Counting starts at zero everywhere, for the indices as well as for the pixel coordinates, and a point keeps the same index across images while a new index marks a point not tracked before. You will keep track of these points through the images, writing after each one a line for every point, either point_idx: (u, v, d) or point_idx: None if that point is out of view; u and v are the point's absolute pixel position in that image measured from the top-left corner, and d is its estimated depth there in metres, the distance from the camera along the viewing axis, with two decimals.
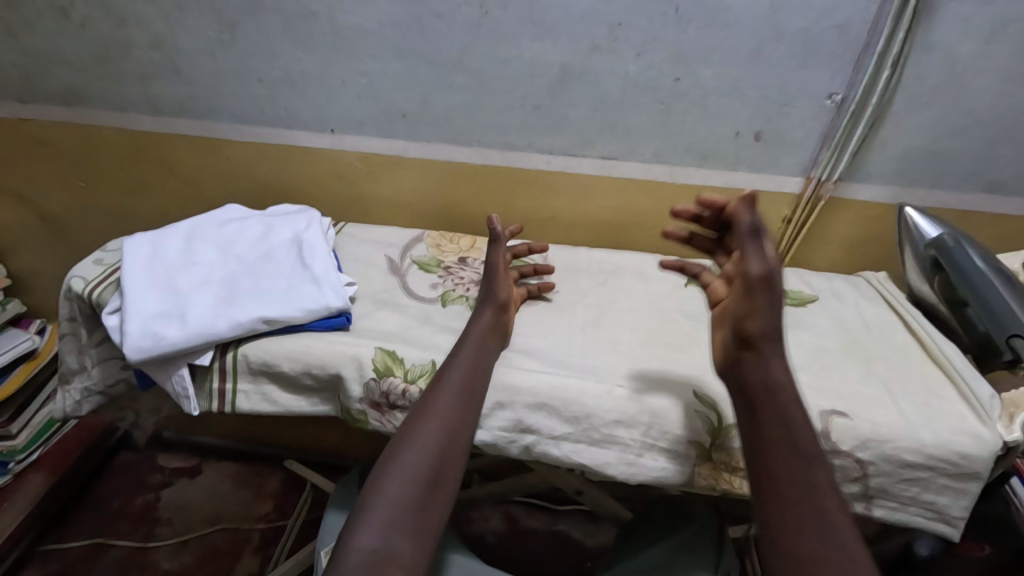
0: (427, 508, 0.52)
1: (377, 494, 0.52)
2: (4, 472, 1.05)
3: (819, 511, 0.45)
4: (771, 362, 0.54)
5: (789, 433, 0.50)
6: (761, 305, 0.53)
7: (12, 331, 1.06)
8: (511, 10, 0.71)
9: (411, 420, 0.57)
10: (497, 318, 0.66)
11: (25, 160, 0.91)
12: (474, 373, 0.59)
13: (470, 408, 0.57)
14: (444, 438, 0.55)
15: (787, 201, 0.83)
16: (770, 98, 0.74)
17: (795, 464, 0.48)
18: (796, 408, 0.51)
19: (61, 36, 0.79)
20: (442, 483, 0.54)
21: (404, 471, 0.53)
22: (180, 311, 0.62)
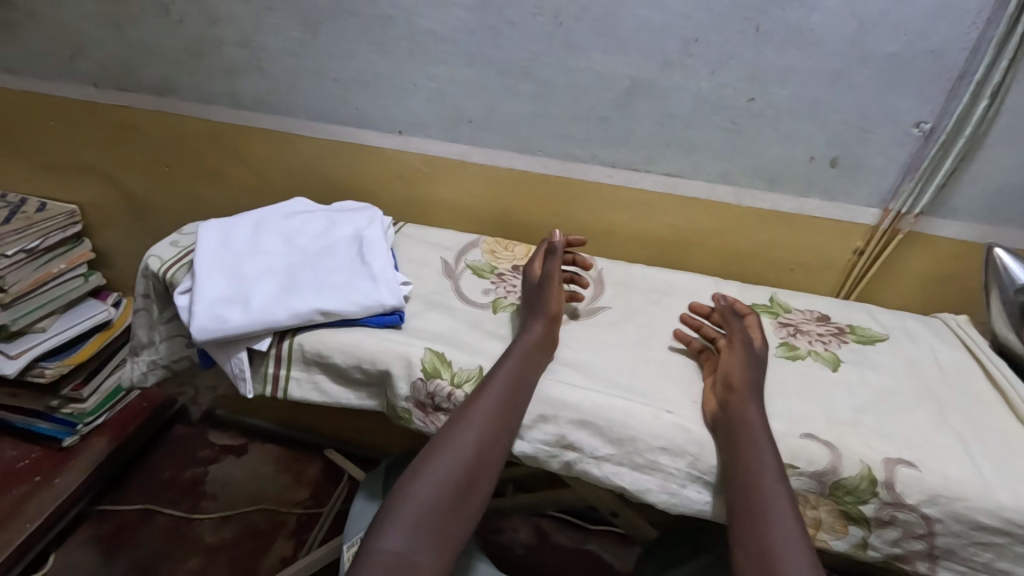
0: (453, 516, 0.53)
1: (405, 496, 0.53)
2: (72, 433, 1.13)
3: (784, 535, 0.49)
4: (752, 406, 0.56)
5: (761, 461, 0.52)
6: (738, 367, 0.59)
7: (92, 301, 1.14)
8: (585, 21, 0.71)
9: (449, 425, 0.57)
10: (546, 330, 0.65)
11: (118, 144, 0.98)
12: (517, 385, 0.58)
13: (508, 419, 0.57)
14: (477, 447, 0.55)
15: (860, 232, 0.78)
16: (849, 123, 0.71)
17: (769, 491, 0.50)
18: (764, 437, 0.53)
19: (160, 30, 0.85)
20: (471, 492, 0.54)
21: (434, 476, 0.53)
22: (243, 297, 0.65)
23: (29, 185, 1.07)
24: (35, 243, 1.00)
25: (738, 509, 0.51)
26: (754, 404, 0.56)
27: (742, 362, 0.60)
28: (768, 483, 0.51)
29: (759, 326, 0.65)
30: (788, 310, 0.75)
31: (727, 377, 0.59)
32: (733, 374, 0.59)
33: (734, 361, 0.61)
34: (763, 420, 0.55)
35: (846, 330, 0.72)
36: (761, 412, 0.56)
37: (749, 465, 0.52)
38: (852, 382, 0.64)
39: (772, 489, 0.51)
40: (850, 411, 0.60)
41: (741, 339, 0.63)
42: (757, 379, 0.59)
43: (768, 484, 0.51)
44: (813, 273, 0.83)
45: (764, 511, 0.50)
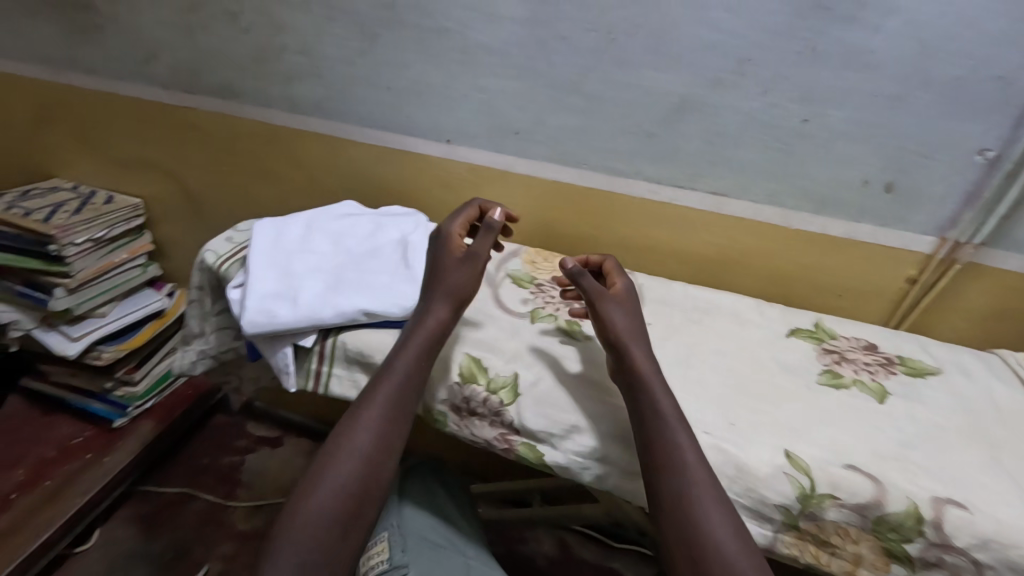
0: (345, 537, 0.53)
1: (292, 526, 0.52)
2: (122, 415, 1.18)
3: (705, 487, 0.52)
4: (641, 354, 0.59)
5: (677, 447, 0.53)
6: (615, 323, 0.61)
7: (148, 291, 1.20)
8: (637, 38, 0.71)
9: (333, 446, 0.56)
10: (449, 319, 0.62)
11: (182, 142, 1.03)
12: (404, 389, 0.59)
13: (393, 426, 0.58)
14: (365, 464, 0.55)
15: (914, 261, 0.76)
16: (906, 148, 0.69)
17: (685, 448, 0.53)
18: (667, 400, 0.56)
19: (228, 37, 0.89)
20: (362, 509, 0.55)
21: (322, 499, 0.53)
22: (289, 293, 0.67)
23: (98, 178, 1.13)
24: (101, 233, 1.06)
25: (659, 470, 0.53)
26: (644, 356, 0.59)
27: (622, 315, 0.62)
28: (683, 440, 0.54)
29: (617, 267, 0.69)
30: (833, 337, 0.73)
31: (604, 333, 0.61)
32: (613, 331, 0.61)
33: (620, 321, 0.62)
34: (656, 373, 0.58)
35: (895, 361, 0.70)
36: (651, 361, 0.59)
37: (664, 424, 0.54)
38: (900, 415, 0.62)
39: (687, 445, 0.53)
40: (897, 445, 0.58)
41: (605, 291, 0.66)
42: (636, 328, 0.62)
43: (683, 442, 0.53)
44: (861, 300, 0.81)
45: (684, 469, 0.52)
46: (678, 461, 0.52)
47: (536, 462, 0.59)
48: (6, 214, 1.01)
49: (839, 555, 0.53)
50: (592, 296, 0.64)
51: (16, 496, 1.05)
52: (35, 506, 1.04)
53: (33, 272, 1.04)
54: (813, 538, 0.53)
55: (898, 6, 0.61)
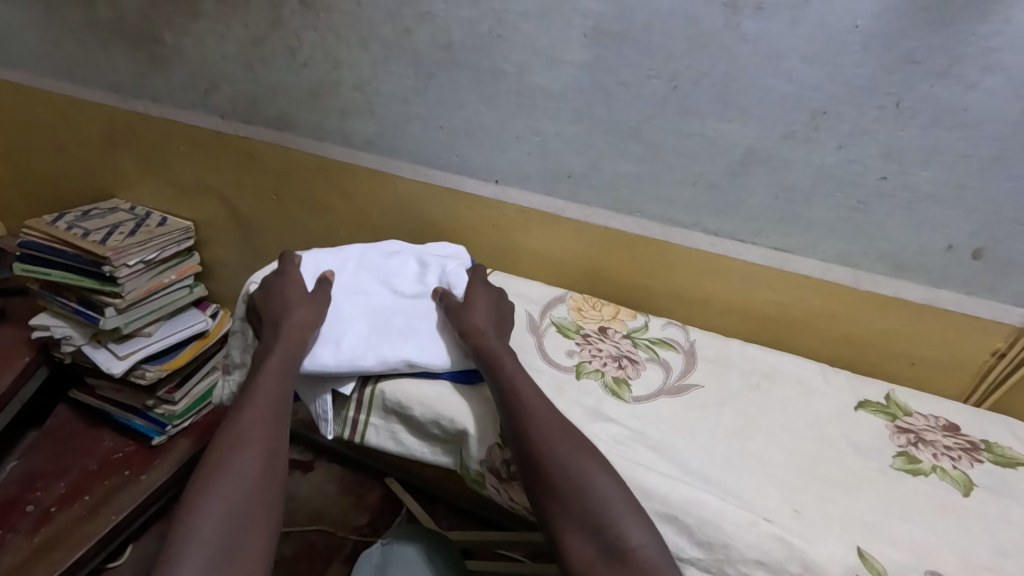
0: (249, 532, 0.51)
1: (185, 534, 0.49)
2: (161, 433, 1.20)
3: (547, 417, 0.56)
4: (491, 334, 0.64)
5: (533, 399, 0.57)
6: (464, 315, 0.66)
7: (193, 311, 1.22)
8: (704, 86, 0.68)
9: (221, 447, 0.55)
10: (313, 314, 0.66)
11: (235, 169, 1.05)
12: (284, 380, 0.61)
13: (280, 416, 0.59)
14: (260, 455, 0.55)
15: (1002, 334, 0.69)
16: (1001, 213, 0.63)
17: (528, 392, 0.58)
18: (515, 363, 0.61)
19: (285, 71, 0.91)
20: (263, 504, 0.53)
21: (219, 499, 0.51)
22: (336, 333, 0.66)
23: (154, 200, 1.17)
24: (153, 256, 1.08)
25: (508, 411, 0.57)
26: (489, 333, 0.64)
27: (472, 301, 0.68)
28: (524, 384, 0.59)
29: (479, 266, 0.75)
30: (907, 413, 0.67)
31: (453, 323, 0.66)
32: (460, 321, 0.66)
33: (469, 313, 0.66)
34: (504, 345, 0.64)
35: (980, 447, 0.63)
36: (501, 335, 0.65)
37: (503, 376, 0.60)
38: (988, 512, 0.56)
39: (531, 390, 0.58)
40: (986, 551, 0.52)
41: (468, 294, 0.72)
42: (495, 317, 0.67)
43: (523, 384, 0.59)
44: (937, 371, 0.74)
45: (534, 414, 0.56)
46: (519, 400, 0.57)
47: None
48: (67, 234, 1.04)
49: None
50: (450, 309, 0.68)
51: (57, 510, 1.07)
52: (75, 520, 1.06)
53: (88, 291, 1.07)
54: None
55: (1000, 62, 0.56)
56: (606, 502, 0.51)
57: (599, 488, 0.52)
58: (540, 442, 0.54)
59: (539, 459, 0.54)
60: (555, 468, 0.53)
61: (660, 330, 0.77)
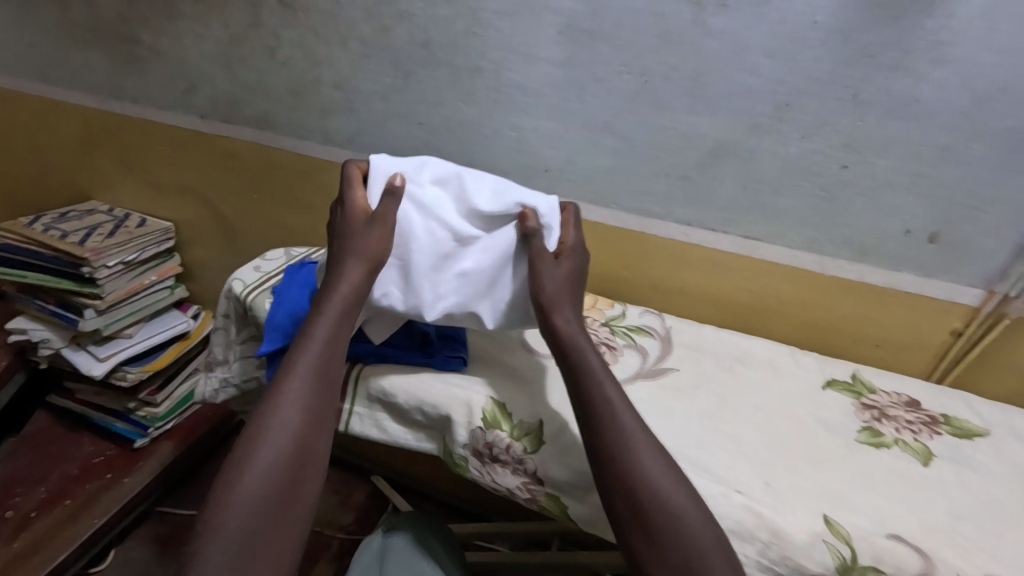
0: (281, 527, 0.48)
1: (216, 523, 0.46)
2: (143, 435, 1.19)
3: (634, 430, 0.51)
4: (567, 316, 0.58)
5: (618, 411, 0.52)
6: (545, 277, 0.58)
7: (174, 312, 1.21)
8: (674, 81, 0.70)
9: (255, 431, 0.50)
10: (364, 280, 0.58)
11: (215, 169, 1.06)
12: (325, 361, 0.55)
13: (321, 399, 0.53)
14: (295, 446, 0.50)
15: (960, 314, 0.72)
16: (954, 199, 0.66)
17: (612, 396, 0.53)
18: (600, 364, 0.55)
19: (266, 70, 0.92)
20: (297, 496, 0.49)
21: (252, 489, 0.48)
22: (404, 264, 0.60)
23: (133, 201, 1.16)
24: (133, 256, 1.08)
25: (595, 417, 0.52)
26: (568, 312, 0.58)
27: (555, 268, 0.59)
28: (610, 386, 0.54)
29: (574, 218, 0.65)
30: (872, 391, 0.70)
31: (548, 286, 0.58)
32: (540, 286, 0.58)
33: (550, 281, 0.58)
34: (582, 331, 0.58)
35: (938, 420, 0.66)
36: (577, 315, 0.59)
37: (588, 376, 0.54)
38: (946, 480, 0.59)
39: (616, 395, 0.53)
40: (945, 516, 0.55)
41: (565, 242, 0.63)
42: (571, 289, 0.60)
43: (610, 389, 0.54)
44: (901, 352, 0.77)
45: (619, 428, 0.51)
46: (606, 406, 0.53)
47: (558, 513, 0.58)
48: (44, 235, 1.04)
49: None
50: (531, 254, 0.59)
51: (37, 515, 1.05)
52: (56, 525, 1.04)
53: (66, 293, 1.06)
54: None
55: (947, 55, 0.60)
56: (691, 538, 0.47)
57: (683, 516, 0.48)
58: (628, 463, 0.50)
59: (624, 478, 0.49)
60: (640, 490, 0.49)
61: (637, 319, 0.79)
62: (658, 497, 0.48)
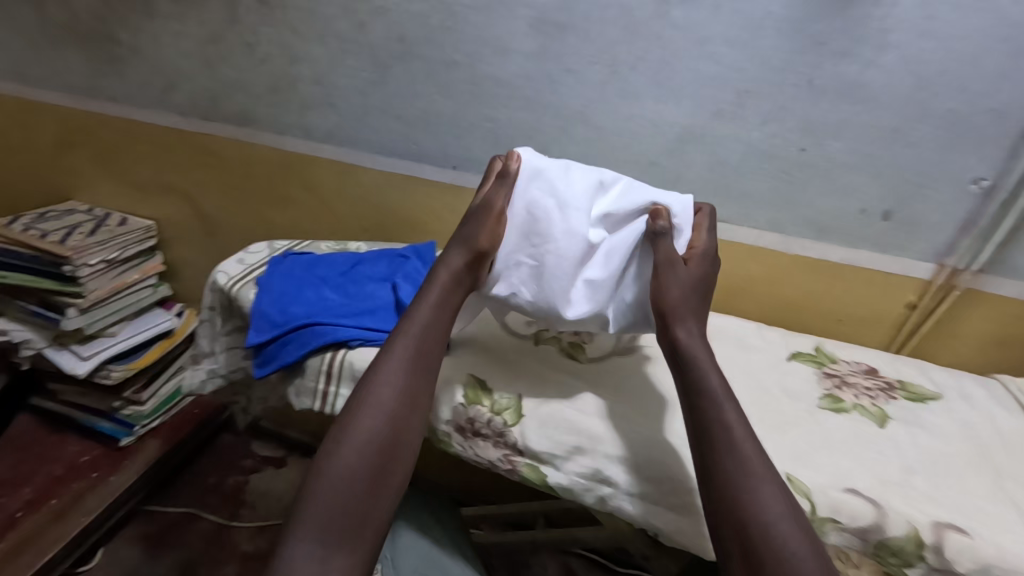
0: (376, 492, 0.51)
1: (320, 480, 0.50)
2: (129, 434, 1.19)
3: (755, 462, 0.49)
4: (688, 326, 0.57)
5: (730, 425, 0.51)
6: (670, 280, 0.57)
7: (157, 310, 1.22)
8: (640, 70, 0.74)
9: (357, 401, 0.54)
10: (467, 268, 0.61)
11: (196, 167, 1.07)
12: (428, 341, 0.58)
13: (420, 378, 0.56)
14: (391, 421, 0.53)
15: (914, 287, 0.77)
16: (903, 177, 0.71)
17: (735, 422, 0.51)
18: (718, 380, 0.54)
19: (245, 67, 0.93)
20: (392, 465, 0.52)
21: (352, 452, 0.51)
22: (538, 265, 0.58)
23: (113, 201, 1.17)
24: (115, 254, 1.09)
25: (710, 441, 0.50)
26: (690, 324, 0.57)
27: (682, 276, 0.58)
28: (731, 412, 0.52)
29: (705, 228, 0.64)
30: (833, 361, 0.74)
31: (680, 293, 0.57)
32: (666, 291, 0.57)
33: (677, 287, 0.57)
34: (704, 342, 0.57)
35: (895, 386, 0.70)
36: (697, 324, 0.58)
37: (710, 399, 0.53)
38: (900, 439, 0.63)
39: (737, 421, 0.51)
40: (898, 470, 0.59)
41: (697, 252, 0.62)
42: (696, 301, 0.58)
43: (734, 417, 0.51)
44: (862, 325, 0.81)
45: (730, 443, 0.50)
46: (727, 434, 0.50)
47: (539, 483, 0.60)
48: (24, 235, 1.04)
49: None
50: (660, 257, 0.58)
51: (22, 516, 1.04)
52: (42, 525, 1.04)
53: (47, 292, 1.06)
54: None
55: (891, 42, 0.64)
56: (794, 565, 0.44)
57: (789, 543, 0.45)
58: (743, 495, 0.47)
59: (735, 509, 0.47)
60: (745, 507, 0.47)
61: None
62: (761, 516, 0.46)
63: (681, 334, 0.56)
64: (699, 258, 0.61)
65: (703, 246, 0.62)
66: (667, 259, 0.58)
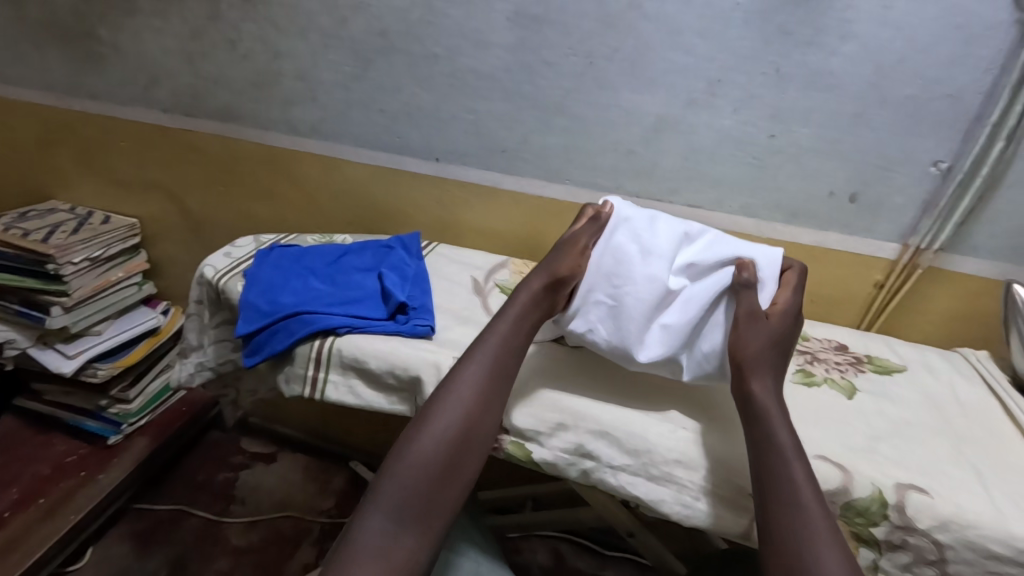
0: (443, 491, 0.53)
1: (393, 471, 0.53)
2: (117, 432, 1.20)
3: (818, 521, 0.48)
4: (765, 381, 0.56)
5: (798, 484, 0.50)
6: (749, 334, 0.56)
7: (143, 309, 1.23)
8: (615, 62, 0.76)
9: (434, 398, 0.57)
10: (546, 287, 0.62)
11: (181, 164, 1.07)
12: (508, 351, 0.59)
13: (496, 387, 0.57)
14: (463, 421, 0.55)
15: (881, 266, 0.80)
16: (867, 161, 0.74)
17: (799, 477, 0.50)
18: (789, 441, 0.52)
19: (228, 63, 0.94)
20: (460, 467, 0.54)
21: (424, 450, 0.53)
22: (616, 304, 0.60)
23: (97, 200, 1.17)
24: (98, 253, 1.09)
25: (773, 498, 0.50)
26: (767, 379, 0.56)
27: (768, 335, 0.57)
28: (799, 472, 0.51)
29: (795, 281, 0.62)
30: (805, 339, 0.77)
31: (760, 347, 0.56)
32: (744, 344, 0.56)
33: (755, 341, 0.56)
34: (776, 395, 0.55)
35: (863, 360, 0.74)
36: (774, 383, 0.56)
37: (778, 453, 0.52)
38: (868, 409, 0.66)
39: (802, 477, 0.50)
40: (864, 437, 0.62)
41: (780, 303, 0.60)
42: (773, 355, 0.57)
43: (800, 476, 0.50)
44: (833, 305, 0.85)
45: (797, 502, 0.49)
46: (791, 492, 0.49)
47: (523, 460, 0.61)
48: (6, 234, 1.04)
49: None
50: (740, 310, 0.57)
51: (10, 515, 1.05)
52: (30, 523, 1.04)
53: (30, 292, 1.06)
54: None
55: (851, 31, 0.67)
56: None
57: None
58: (803, 558, 0.47)
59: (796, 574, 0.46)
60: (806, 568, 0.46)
61: None
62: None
63: (756, 388, 0.55)
64: (789, 312, 0.60)
65: (787, 300, 0.60)
66: (747, 314, 0.57)
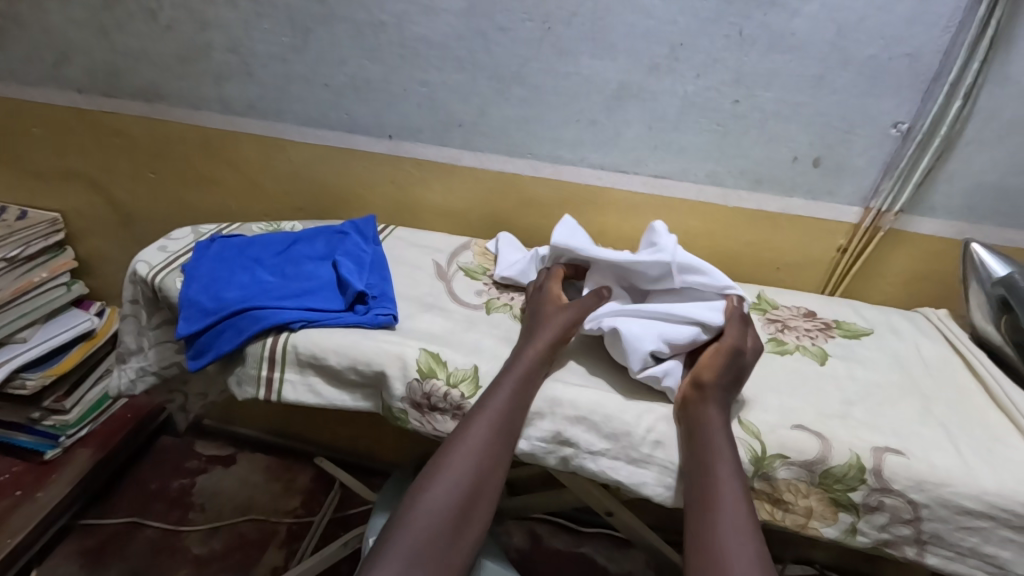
0: (452, 546, 0.50)
1: (404, 526, 0.49)
2: (54, 446, 1.10)
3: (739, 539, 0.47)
4: (712, 407, 0.55)
5: (730, 498, 0.50)
6: (712, 359, 0.58)
7: (75, 310, 1.13)
8: (574, 26, 0.72)
9: (443, 449, 0.54)
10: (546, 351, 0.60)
11: (103, 150, 0.97)
12: (517, 404, 0.56)
13: (505, 439, 0.55)
14: (475, 475, 0.52)
15: (844, 230, 0.80)
16: (831, 124, 0.73)
17: (725, 489, 0.50)
18: (728, 458, 0.52)
19: (149, 36, 0.85)
20: (468, 523, 0.51)
21: (431, 506, 0.50)
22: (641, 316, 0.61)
23: (11, 193, 1.05)
24: (16, 251, 0.98)
25: (696, 511, 0.50)
26: (711, 406, 0.55)
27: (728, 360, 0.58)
28: (728, 487, 0.50)
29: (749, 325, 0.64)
30: (775, 307, 0.77)
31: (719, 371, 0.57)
32: (701, 369, 0.57)
33: (705, 357, 0.59)
34: (721, 418, 0.54)
35: (831, 326, 0.74)
36: (723, 411, 0.55)
37: (705, 467, 0.51)
38: (839, 375, 0.66)
39: (730, 490, 0.50)
40: (838, 403, 0.62)
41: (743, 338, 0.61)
42: (726, 380, 0.57)
43: (728, 490, 0.50)
44: (798, 271, 0.85)
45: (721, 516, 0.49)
46: (711, 507, 0.49)
47: None
48: None
49: (793, 510, 0.56)
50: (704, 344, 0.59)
51: None
52: None
53: None
54: (768, 497, 0.56)
55: None
56: None
57: None
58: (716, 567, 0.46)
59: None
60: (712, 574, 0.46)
61: None
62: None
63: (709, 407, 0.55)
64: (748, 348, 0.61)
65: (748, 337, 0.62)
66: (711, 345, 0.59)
